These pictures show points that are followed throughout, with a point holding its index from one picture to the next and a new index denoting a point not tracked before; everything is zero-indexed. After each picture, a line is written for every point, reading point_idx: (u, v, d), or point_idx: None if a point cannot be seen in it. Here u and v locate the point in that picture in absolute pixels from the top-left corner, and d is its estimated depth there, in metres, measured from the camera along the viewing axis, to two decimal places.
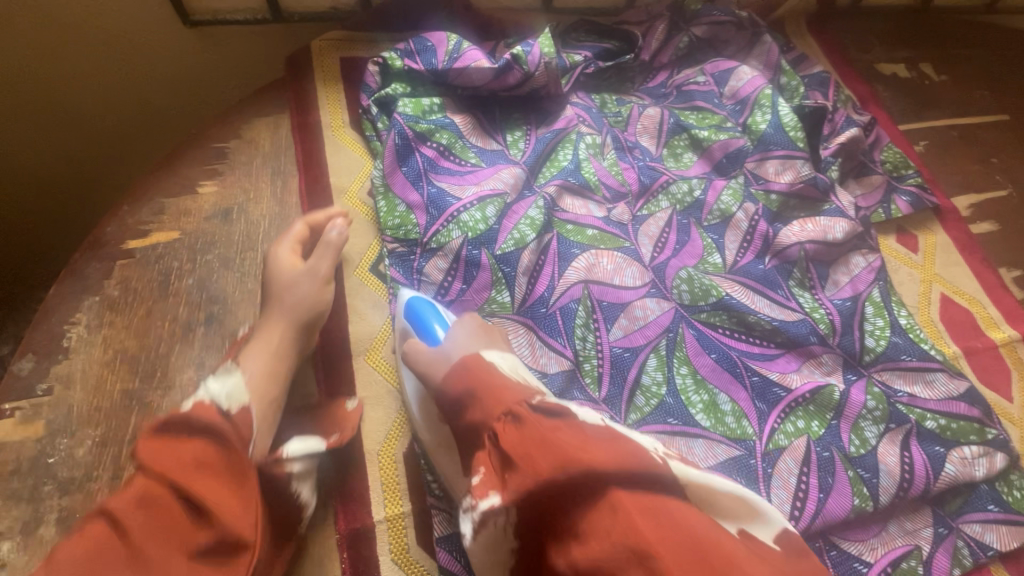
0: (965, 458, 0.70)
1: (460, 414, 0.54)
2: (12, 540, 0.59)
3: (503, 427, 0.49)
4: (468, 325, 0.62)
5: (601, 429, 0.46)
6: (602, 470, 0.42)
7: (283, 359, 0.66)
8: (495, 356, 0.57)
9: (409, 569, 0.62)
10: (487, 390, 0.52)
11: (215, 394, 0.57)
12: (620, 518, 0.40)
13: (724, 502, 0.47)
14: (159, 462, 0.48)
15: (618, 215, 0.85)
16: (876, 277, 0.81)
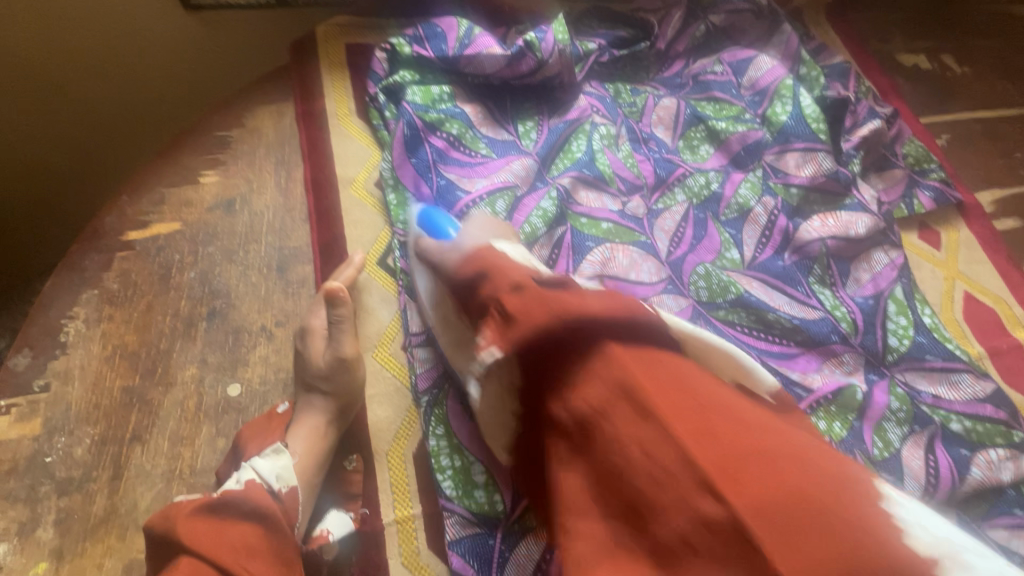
0: (991, 461, 0.68)
1: (471, 295, 0.54)
2: (9, 542, 0.57)
3: (509, 296, 0.49)
4: (479, 222, 0.63)
5: (610, 313, 0.46)
6: (637, 375, 0.42)
7: (324, 440, 0.62)
8: (506, 246, 0.57)
9: (420, 574, 0.60)
10: (497, 269, 0.52)
11: (266, 475, 0.56)
12: (648, 416, 0.40)
13: (715, 358, 0.50)
14: (210, 550, 0.47)
15: (632, 209, 0.82)
16: (899, 274, 0.79)
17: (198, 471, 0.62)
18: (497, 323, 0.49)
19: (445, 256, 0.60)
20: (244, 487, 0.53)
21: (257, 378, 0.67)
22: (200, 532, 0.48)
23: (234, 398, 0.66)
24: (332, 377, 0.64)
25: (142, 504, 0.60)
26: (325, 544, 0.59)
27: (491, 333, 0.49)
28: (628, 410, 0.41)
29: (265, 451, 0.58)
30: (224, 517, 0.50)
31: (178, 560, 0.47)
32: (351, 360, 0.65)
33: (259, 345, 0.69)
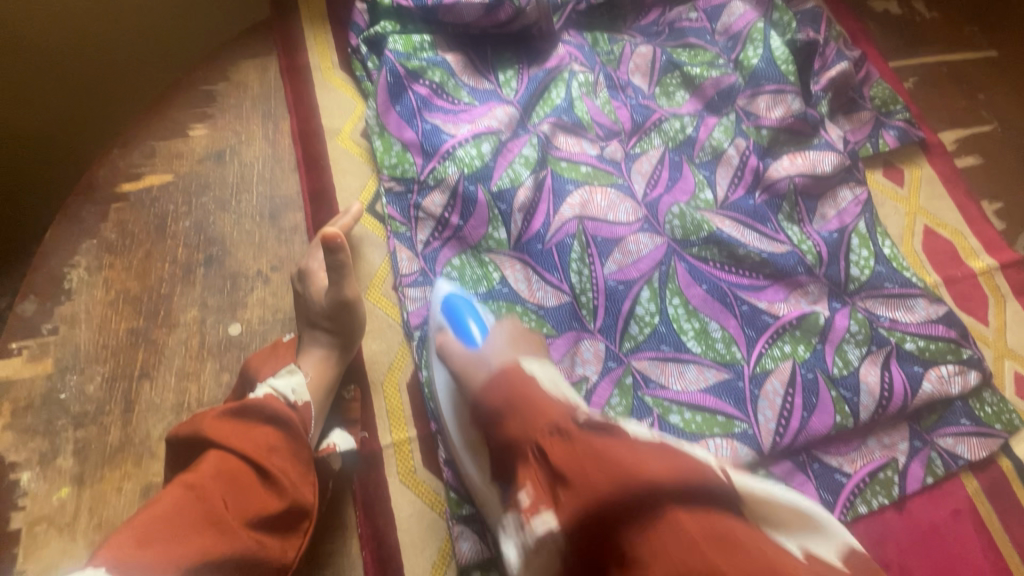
0: (941, 376, 0.74)
1: (498, 427, 0.52)
2: (31, 470, 0.62)
3: (552, 442, 0.47)
4: (506, 328, 0.61)
5: (671, 480, 0.42)
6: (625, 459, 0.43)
7: (330, 369, 0.66)
8: (535, 365, 0.56)
9: (417, 489, 0.65)
10: (533, 402, 0.50)
11: (283, 389, 0.61)
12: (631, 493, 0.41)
13: (783, 515, 0.45)
14: (236, 445, 0.52)
15: (611, 153, 0.85)
16: (863, 209, 0.83)
17: (207, 402, 0.67)
18: (541, 481, 0.46)
19: (471, 369, 0.58)
20: (264, 397, 0.58)
21: (256, 319, 0.71)
22: (224, 430, 0.53)
23: (236, 336, 0.70)
24: (334, 318, 0.66)
25: (155, 433, 0.65)
26: (331, 455, 0.63)
27: (535, 493, 0.47)
28: (636, 508, 0.41)
29: (280, 371, 0.62)
30: (248, 421, 0.55)
31: (207, 453, 0.52)
32: (351, 303, 0.65)
33: (256, 289, 0.73)
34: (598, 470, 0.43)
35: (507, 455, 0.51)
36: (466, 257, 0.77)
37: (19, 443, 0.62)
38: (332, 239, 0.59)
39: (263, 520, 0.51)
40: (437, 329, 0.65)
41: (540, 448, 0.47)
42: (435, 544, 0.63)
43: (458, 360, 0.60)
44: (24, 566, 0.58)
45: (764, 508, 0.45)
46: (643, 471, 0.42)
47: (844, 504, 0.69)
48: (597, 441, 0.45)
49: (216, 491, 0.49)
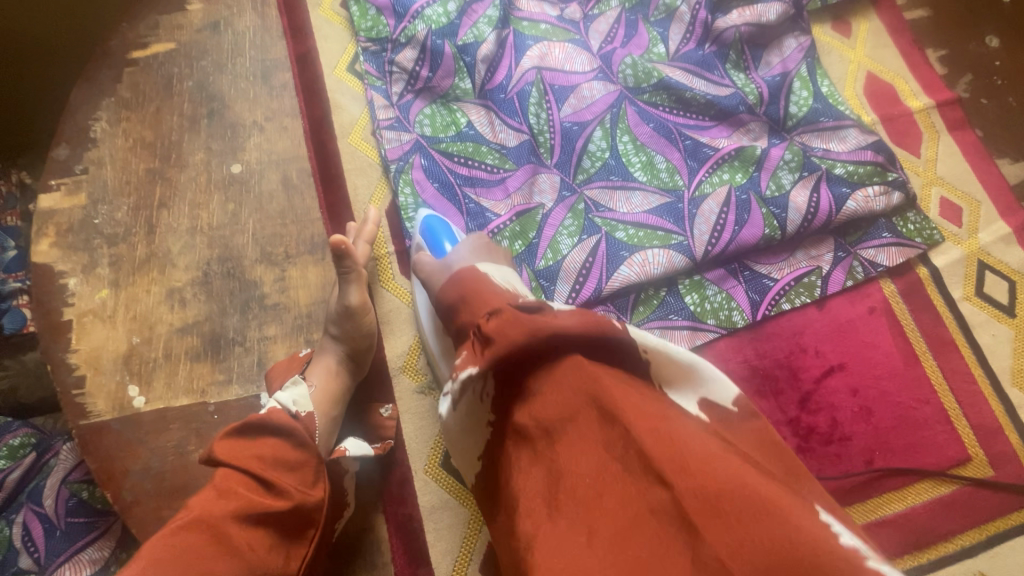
0: (867, 196, 0.81)
1: (450, 318, 0.55)
2: (76, 276, 0.74)
3: (487, 322, 0.48)
4: (473, 243, 0.66)
5: (579, 329, 0.44)
6: (604, 382, 0.41)
7: (341, 379, 0.70)
8: (490, 266, 0.61)
9: (396, 292, 0.79)
10: (477, 293, 0.54)
11: (284, 401, 0.62)
12: (607, 417, 0.40)
13: (675, 373, 0.46)
14: (247, 466, 0.54)
15: (570, 14, 0.92)
16: (805, 55, 0.89)
17: (216, 225, 0.78)
18: (476, 344, 0.48)
19: (436, 274, 0.63)
20: (268, 411, 0.59)
21: (254, 160, 0.82)
22: (230, 448, 0.55)
23: (237, 174, 0.81)
24: (341, 324, 0.69)
25: (175, 250, 0.77)
26: (343, 458, 0.65)
27: (469, 355, 0.49)
28: (587, 400, 0.41)
29: (285, 384, 0.64)
30: (254, 436, 0.57)
31: (216, 472, 0.54)
32: (357, 309, 0.69)
33: (254, 136, 0.83)
34: (548, 384, 0.43)
35: (459, 343, 0.55)
36: (436, 106, 0.85)
37: (64, 256, 0.75)
38: (339, 245, 0.66)
39: (267, 520, 0.54)
40: (416, 247, 0.76)
41: (480, 330, 0.47)
42: (410, 333, 0.77)
43: (425, 269, 0.65)
44: (77, 346, 0.71)
45: (654, 358, 0.45)
46: (555, 328, 0.44)
47: (770, 302, 0.78)
48: (523, 315, 0.46)
49: (217, 508, 0.51)
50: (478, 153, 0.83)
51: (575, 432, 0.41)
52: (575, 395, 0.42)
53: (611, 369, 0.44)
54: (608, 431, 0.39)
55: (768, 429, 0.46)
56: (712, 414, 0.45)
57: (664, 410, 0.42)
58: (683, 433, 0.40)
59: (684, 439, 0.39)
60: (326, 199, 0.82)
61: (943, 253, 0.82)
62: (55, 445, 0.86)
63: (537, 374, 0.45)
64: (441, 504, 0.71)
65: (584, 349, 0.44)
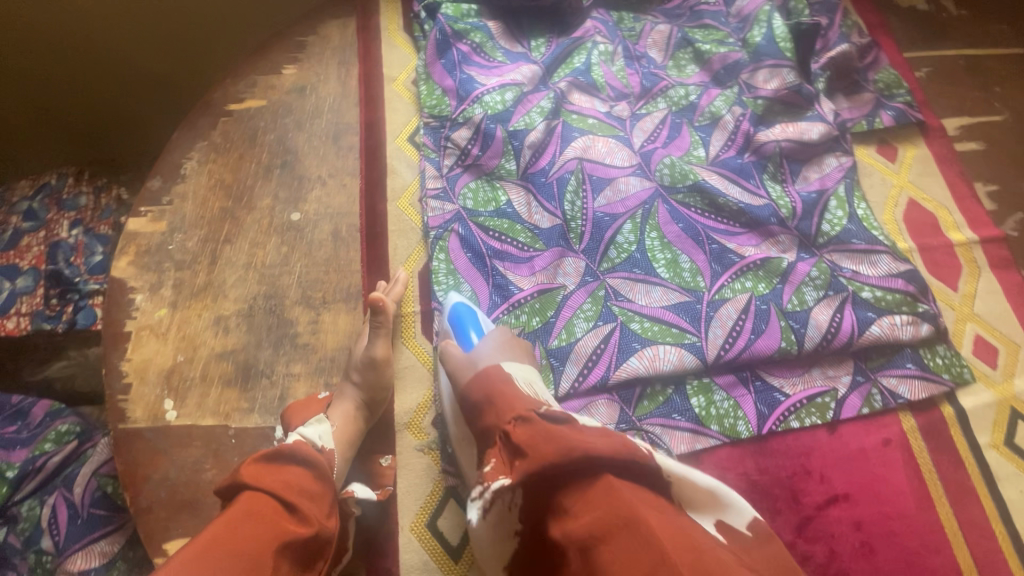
0: (893, 324, 0.80)
1: (477, 415, 0.65)
2: (143, 293, 0.84)
3: (514, 427, 0.58)
4: (497, 337, 0.74)
5: (609, 451, 0.52)
6: (631, 503, 0.50)
7: (356, 422, 0.75)
8: (513, 367, 0.69)
9: (415, 349, 0.84)
10: (501, 395, 0.63)
11: (311, 436, 0.69)
12: (637, 532, 0.48)
13: (697, 500, 0.59)
14: (272, 490, 0.59)
15: (618, 111, 0.99)
16: (845, 175, 0.91)
17: (269, 265, 0.87)
18: (504, 455, 0.58)
19: (461, 367, 0.70)
20: (294, 442, 0.66)
21: (313, 211, 0.91)
22: (255, 471, 0.60)
23: (295, 221, 0.90)
24: (364, 372, 0.76)
25: (229, 282, 0.86)
26: (349, 499, 0.69)
27: (496, 464, 0.58)
28: (610, 509, 0.50)
29: (309, 420, 0.71)
30: (279, 462, 0.63)
31: (241, 494, 0.58)
32: (380, 361, 0.76)
33: (316, 189, 0.93)
34: (579, 503, 0.51)
35: (484, 441, 0.63)
36: (481, 182, 0.93)
37: (138, 273, 0.86)
38: (376, 301, 0.78)
39: (291, 546, 0.57)
40: (443, 335, 0.80)
41: (506, 435, 0.58)
42: (422, 389, 0.82)
43: (450, 359, 0.72)
44: (130, 355, 0.80)
45: (682, 487, 0.58)
46: (587, 447, 0.52)
47: (777, 417, 0.78)
48: (554, 426, 0.56)
49: (244, 528, 0.55)
50: (512, 230, 0.89)
51: (610, 552, 0.47)
52: (607, 516, 0.49)
53: (634, 486, 0.53)
54: (642, 554, 0.46)
55: (783, 554, 0.58)
56: (731, 533, 0.59)
57: (685, 526, 0.51)
58: (705, 551, 0.48)
59: (706, 555, 0.47)
60: (365, 254, 0.89)
61: (972, 393, 0.79)
62: (95, 436, 0.95)
63: (567, 490, 0.53)
64: (420, 566, 0.73)
65: (614, 472, 0.53)
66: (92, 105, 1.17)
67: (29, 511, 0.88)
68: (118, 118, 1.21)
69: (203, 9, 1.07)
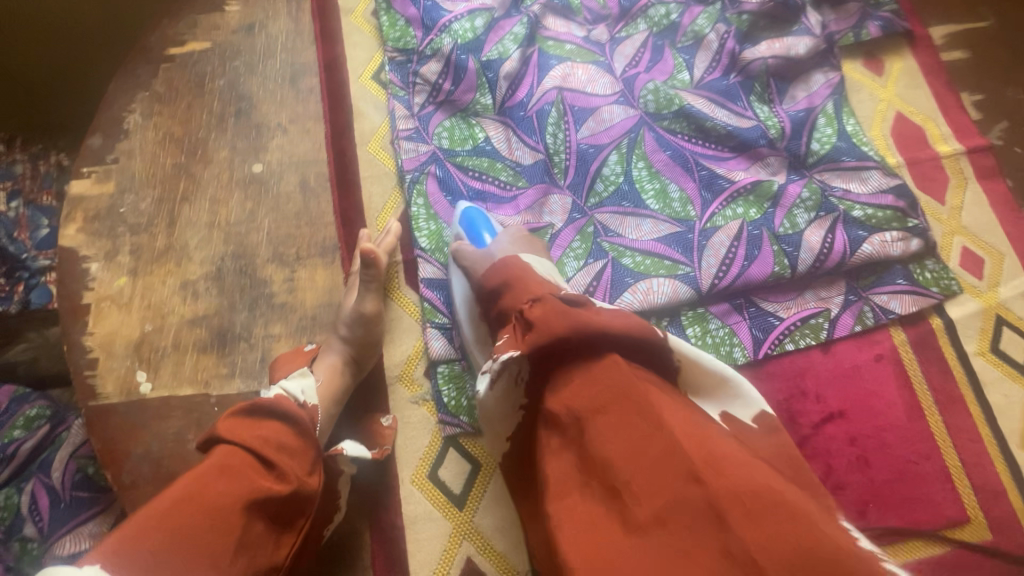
0: (884, 241, 0.79)
1: (494, 302, 0.61)
2: (98, 262, 0.78)
3: (531, 308, 0.55)
4: (513, 235, 0.71)
5: (624, 329, 0.52)
6: (633, 381, 0.48)
7: (343, 376, 0.72)
8: (530, 257, 0.65)
9: (401, 302, 0.80)
10: (520, 278, 0.59)
11: (293, 390, 0.64)
12: (645, 415, 0.46)
13: (709, 382, 0.57)
14: (250, 446, 0.54)
15: (597, 36, 0.92)
16: (833, 92, 0.88)
17: (234, 223, 0.81)
18: (519, 328, 0.55)
19: (478, 261, 0.66)
20: (275, 396, 0.61)
21: (275, 161, 0.84)
22: (233, 427, 0.55)
23: (258, 173, 0.83)
24: (351, 326, 0.73)
25: (192, 243, 0.80)
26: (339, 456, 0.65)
27: (510, 337, 0.56)
28: (617, 386, 0.48)
29: (292, 373, 0.66)
30: (256, 417, 0.57)
31: (216, 448, 0.53)
32: (370, 316, 0.73)
33: (277, 137, 0.86)
34: (584, 378, 0.50)
35: (499, 326, 0.61)
36: (455, 119, 0.87)
37: (89, 241, 0.78)
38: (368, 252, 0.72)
39: (267, 503, 0.53)
40: (454, 237, 0.77)
41: (523, 315, 0.55)
42: (411, 342, 0.79)
43: (465, 258, 0.69)
44: (93, 329, 0.74)
45: (690, 371, 0.56)
46: (600, 325, 0.51)
47: (773, 342, 0.77)
48: (565, 306, 0.54)
49: (214, 485, 0.50)
50: (493, 169, 0.84)
51: (608, 420, 0.47)
52: (609, 390, 0.48)
53: (641, 366, 0.52)
54: (640, 427, 0.46)
55: (786, 445, 0.56)
56: (734, 424, 0.56)
57: (695, 420, 0.48)
58: (708, 435, 0.47)
59: (710, 441, 0.46)
60: (338, 205, 0.83)
61: (960, 304, 0.80)
62: (67, 419, 0.90)
63: (574, 364, 0.51)
64: (424, 515, 0.72)
65: (622, 352, 0.51)
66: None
67: (7, 501, 0.84)
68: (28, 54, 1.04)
69: None
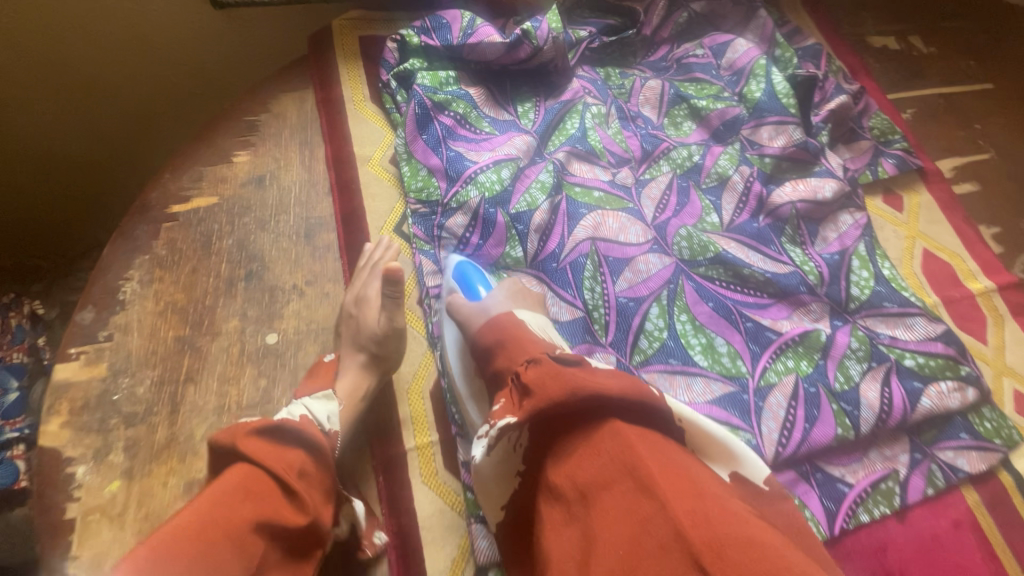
0: (941, 392, 0.76)
1: (490, 360, 0.61)
2: (86, 464, 0.67)
3: (526, 370, 0.55)
4: (508, 285, 0.71)
5: (619, 393, 0.50)
6: (642, 457, 0.47)
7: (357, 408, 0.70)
8: (526, 315, 0.66)
9: (438, 489, 0.69)
10: (516, 339, 0.60)
11: (318, 414, 0.65)
12: (649, 491, 0.44)
13: (715, 450, 0.55)
14: (268, 463, 0.56)
15: (622, 179, 0.91)
16: (862, 233, 0.88)
17: (245, 405, 0.72)
18: (516, 394, 0.53)
19: (473, 317, 0.66)
20: (298, 419, 0.62)
21: (292, 329, 0.77)
22: (258, 446, 0.57)
23: (273, 344, 0.76)
24: (382, 344, 0.72)
25: (198, 433, 0.70)
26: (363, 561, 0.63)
27: (506, 403, 0.54)
28: (617, 449, 0.48)
29: (318, 395, 0.67)
30: (282, 440, 0.59)
31: (235, 465, 0.56)
32: (401, 332, 0.72)
33: (292, 301, 0.79)
34: (584, 449, 0.49)
35: (497, 384, 0.60)
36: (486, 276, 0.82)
37: (75, 438, 0.68)
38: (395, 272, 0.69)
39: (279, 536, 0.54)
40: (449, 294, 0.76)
41: (519, 378, 0.54)
42: (455, 539, 0.66)
43: (461, 311, 0.69)
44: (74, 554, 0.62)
45: (695, 434, 0.54)
46: (592, 386, 0.50)
47: (847, 513, 0.71)
48: (564, 368, 0.53)
49: (238, 511, 0.52)
50: None
51: (610, 499, 0.46)
52: (610, 464, 0.47)
53: (638, 428, 0.50)
54: (642, 500, 0.44)
55: (795, 516, 0.54)
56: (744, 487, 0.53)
57: (694, 477, 0.48)
58: (713, 500, 0.45)
59: (709, 500, 0.45)
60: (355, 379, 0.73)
61: None
62: None
63: (575, 434, 0.50)
64: None
65: (623, 418, 0.50)
66: (89, 172, 1.13)
67: None
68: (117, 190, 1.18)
69: (155, 93, 1.07)
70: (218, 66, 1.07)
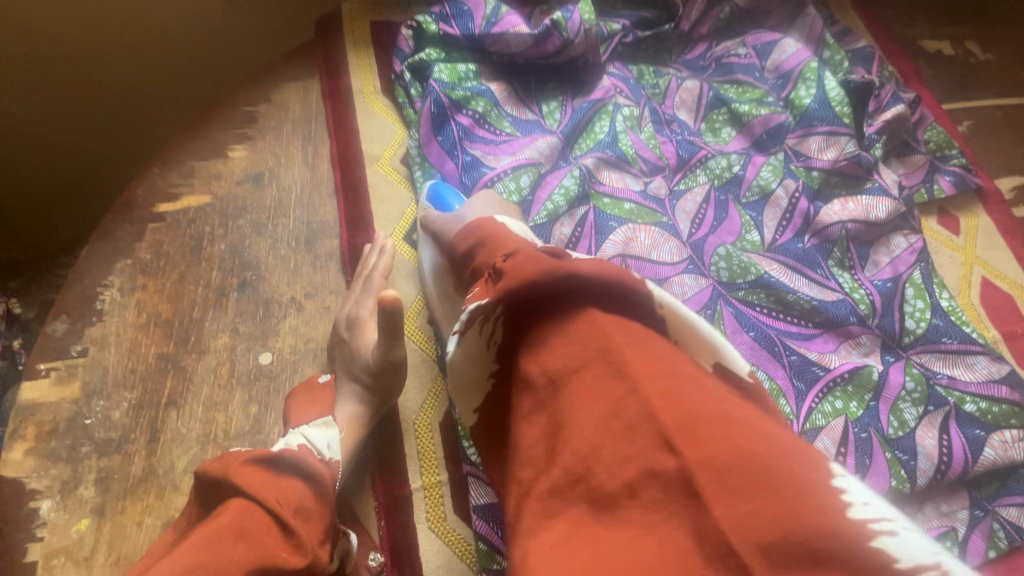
0: (1005, 441, 0.69)
1: (469, 263, 0.53)
2: (51, 499, 0.59)
3: (503, 264, 0.46)
4: (484, 199, 0.66)
5: (597, 275, 0.42)
6: (618, 345, 0.40)
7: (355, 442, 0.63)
8: (510, 222, 0.57)
9: (445, 537, 0.62)
10: (496, 236, 0.50)
11: (318, 443, 0.58)
12: (623, 380, 0.38)
13: (695, 342, 0.44)
14: (263, 494, 0.49)
15: (655, 189, 0.82)
16: (918, 258, 0.80)
17: (234, 435, 0.64)
18: (519, 322, 0.45)
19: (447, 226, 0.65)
20: (297, 449, 0.54)
21: (288, 348, 0.69)
22: (253, 475, 0.50)
23: (267, 365, 0.68)
24: (377, 376, 0.64)
25: (179, 465, 0.62)
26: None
27: (481, 291, 0.46)
28: (589, 335, 0.41)
29: (315, 422, 0.60)
30: (276, 470, 0.51)
31: (230, 499, 0.48)
32: (396, 364, 0.63)
33: (290, 317, 0.71)
34: (558, 337, 0.42)
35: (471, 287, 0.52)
36: None
37: (41, 468, 0.60)
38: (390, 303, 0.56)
39: None
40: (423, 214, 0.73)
41: (494, 269, 0.46)
42: None
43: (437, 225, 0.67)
44: None
45: (680, 333, 0.44)
46: (570, 269, 0.43)
47: None
48: (542, 255, 0.44)
49: (230, 551, 0.45)
50: None
51: (582, 382, 0.39)
52: (584, 349, 0.40)
53: (625, 319, 0.42)
54: (614, 385, 0.38)
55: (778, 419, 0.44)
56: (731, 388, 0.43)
57: (675, 365, 0.40)
58: (695, 388, 0.38)
59: (691, 390, 0.38)
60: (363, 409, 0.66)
61: None
62: None
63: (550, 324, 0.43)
64: None
65: (601, 305, 0.42)
66: (76, 157, 1.05)
67: None
68: (106, 179, 1.10)
69: (147, 82, 1.01)
70: (218, 52, 1.01)
